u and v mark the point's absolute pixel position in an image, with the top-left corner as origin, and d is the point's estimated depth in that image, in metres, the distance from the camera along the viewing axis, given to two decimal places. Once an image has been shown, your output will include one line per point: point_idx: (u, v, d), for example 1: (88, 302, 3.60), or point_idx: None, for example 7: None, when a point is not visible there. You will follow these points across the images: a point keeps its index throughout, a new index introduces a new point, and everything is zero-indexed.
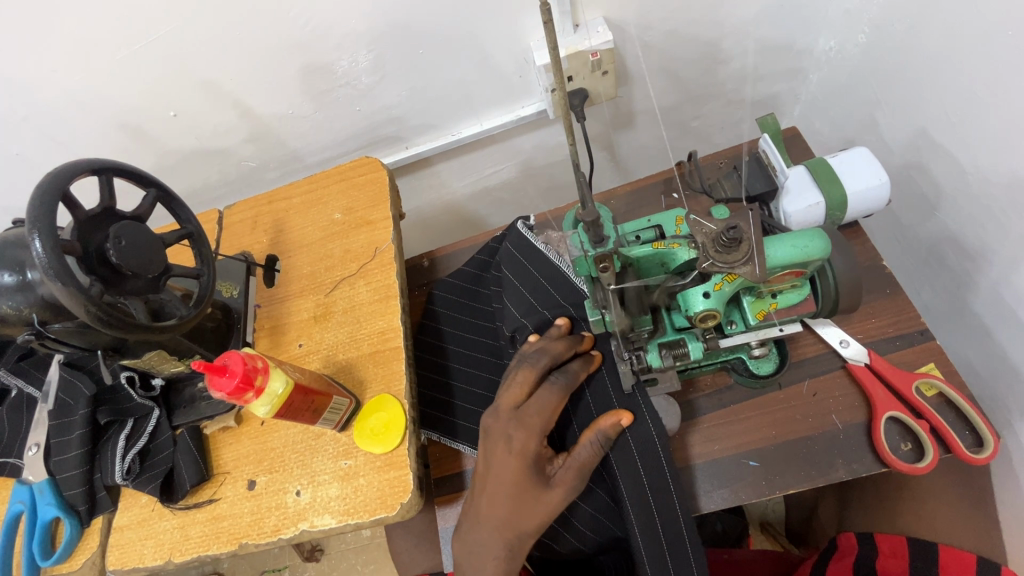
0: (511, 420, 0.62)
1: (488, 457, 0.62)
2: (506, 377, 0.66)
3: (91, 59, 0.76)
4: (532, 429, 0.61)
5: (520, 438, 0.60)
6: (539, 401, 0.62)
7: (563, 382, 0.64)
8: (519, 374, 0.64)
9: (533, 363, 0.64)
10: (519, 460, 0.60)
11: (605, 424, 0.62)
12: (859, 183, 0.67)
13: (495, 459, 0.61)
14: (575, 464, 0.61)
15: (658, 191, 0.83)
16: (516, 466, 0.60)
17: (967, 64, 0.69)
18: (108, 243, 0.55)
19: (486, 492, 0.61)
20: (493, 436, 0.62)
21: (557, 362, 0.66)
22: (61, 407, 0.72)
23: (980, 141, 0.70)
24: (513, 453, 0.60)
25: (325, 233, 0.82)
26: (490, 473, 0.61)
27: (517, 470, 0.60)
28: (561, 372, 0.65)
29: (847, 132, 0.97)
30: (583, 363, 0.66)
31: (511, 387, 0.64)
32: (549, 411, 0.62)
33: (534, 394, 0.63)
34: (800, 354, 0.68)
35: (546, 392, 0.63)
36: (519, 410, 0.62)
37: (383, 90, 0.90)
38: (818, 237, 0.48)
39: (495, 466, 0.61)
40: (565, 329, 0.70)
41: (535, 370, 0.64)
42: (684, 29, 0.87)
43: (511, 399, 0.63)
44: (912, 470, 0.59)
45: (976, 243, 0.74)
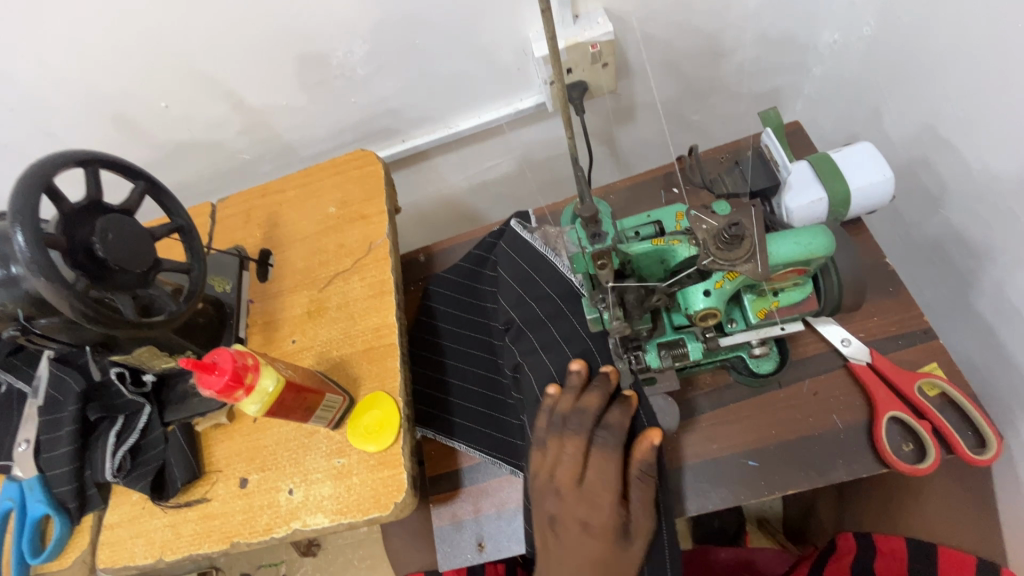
0: (577, 502, 0.60)
1: (558, 532, 0.60)
2: (549, 455, 0.63)
3: (79, 48, 0.74)
4: (600, 509, 0.59)
5: (593, 519, 0.59)
6: (597, 473, 0.60)
7: (611, 442, 0.61)
8: (567, 447, 0.62)
9: (575, 431, 0.62)
10: (597, 539, 0.59)
11: (643, 452, 0.59)
12: (863, 179, 0.66)
13: (562, 530, 0.60)
14: (642, 509, 0.59)
15: (658, 187, 0.82)
16: (599, 547, 0.58)
17: (975, 58, 0.68)
18: (94, 237, 0.54)
19: (570, 573, 0.59)
20: (563, 521, 0.60)
21: (596, 420, 0.62)
22: (50, 403, 0.70)
23: (987, 137, 0.68)
24: (591, 535, 0.59)
25: (320, 227, 0.80)
26: (568, 554, 0.60)
27: (602, 549, 0.58)
28: (605, 430, 0.61)
29: (850, 127, 0.96)
30: (620, 408, 0.62)
31: (563, 463, 0.61)
32: (607, 477, 0.60)
33: (589, 467, 0.60)
34: (801, 352, 0.67)
35: (598, 461, 0.60)
36: (580, 487, 0.60)
37: (379, 81, 0.88)
38: (821, 234, 0.47)
39: (571, 548, 0.59)
40: (584, 373, 0.65)
41: (580, 438, 0.61)
42: (686, 20, 0.86)
43: (569, 479, 0.61)
44: (914, 471, 0.58)
45: (981, 241, 0.73)
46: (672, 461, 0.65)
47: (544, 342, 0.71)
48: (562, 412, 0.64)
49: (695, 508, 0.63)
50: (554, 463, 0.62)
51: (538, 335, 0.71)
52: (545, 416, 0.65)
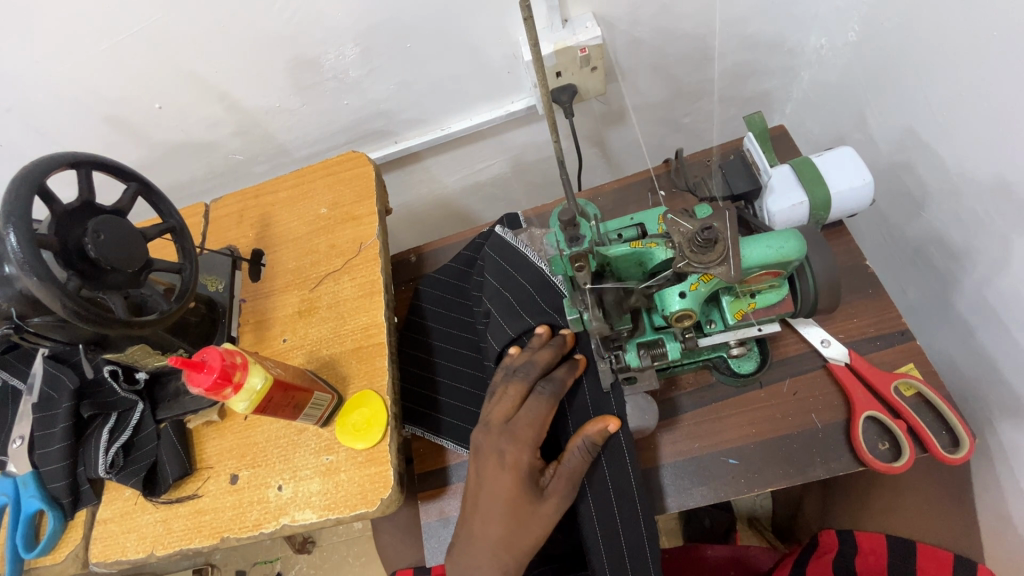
0: (503, 436, 0.62)
1: (481, 475, 0.62)
2: (495, 392, 0.66)
3: (74, 50, 0.75)
4: (524, 443, 0.61)
5: (512, 452, 0.61)
6: (528, 412, 0.63)
7: (550, 391, 0.64)
8: (509, 388, 0.64)
9: (521, 377, 0.65)
10: (512, 473, 0.60)
11: (595, 432, 0.61)
12: (843, 183, 0.67)
13: (485, 468, 0.62)
14: (567, 475, 0.61)
15: (645, 189, 0.83)
16: (510, 482, 0.60)
17: (954, 64, 0.69)
18: (86, 238, 0.55)
19: (479, 511, 0.61)
20: (485, 452, 0.62)
21: (543, 372, 0.65)
22: (45, 400, 0.72)
23: (965, 142, 0.70)
24: (506, 467, 0.61)
25: (311, 228, 0.82)
26: (483, 492, 0.62)
27: (511, 486, 0.60)
28: (547, 381, 0.65)
29: (836, 131, 0.97)
30: (568, 369, 0.66)
31: (502, 403, 0.64)
32: (538, 423, 0.62)
33: (523, 407, 0.63)
34: (782, 353, 0.68)
35: (534, 402, 0.63)
36: (509, 424, 0.63)
37: (371, 84, 0.89)
38: (793, 237, 0.48)
39: (487, 483, 0.61)
40: (546, 336, 0.69)
41: (525, 383, 0.64)
42: (674, 25, 0.87)
43: (502, 413, 0.63)
44: (889, 469, 0.59)
45: (961, 243, 0.74)
46: (654, 459, 0.67)
47: (519, 331, 0.71)
48: (515, 362, 0.67)
49: (676, 505, 0.64)
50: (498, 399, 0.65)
51: (514, 325, 0.71)
52: (500, 369, 0.68)
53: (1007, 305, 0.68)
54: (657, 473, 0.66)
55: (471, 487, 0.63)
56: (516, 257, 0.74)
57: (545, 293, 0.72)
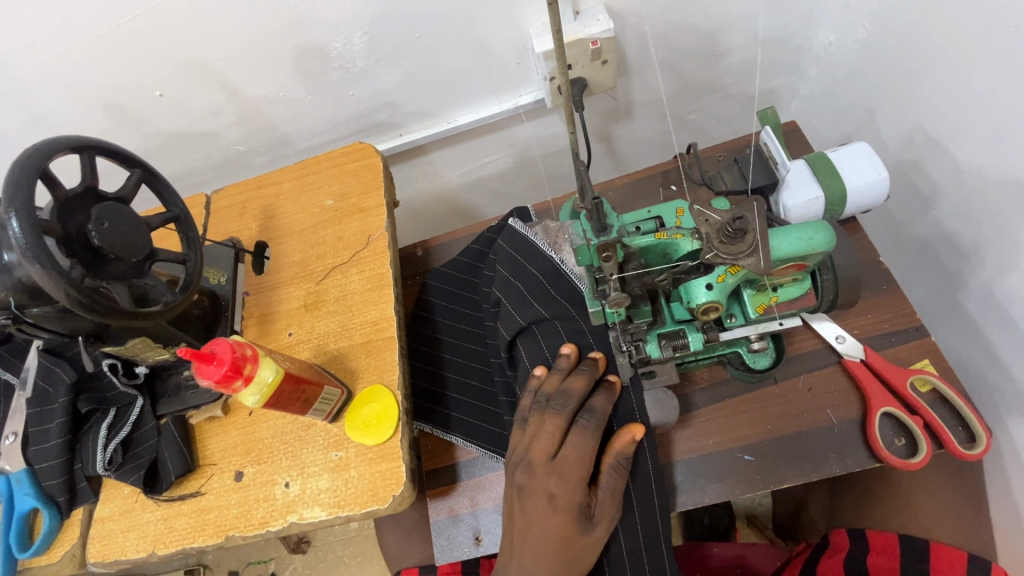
0: (549, 475, 0.59)
1: (525, 505, 0.60)
2: (530, 429, 0.63)
3: (70, 33, 0.73)
4: (572, 479, 0.58)
5: (563, 493, 0.58)
6: (574, 450, 0.59)
7: (595, 424, 0.60)
8: (547, 423, 0.61)
9: (559, 409, 0.61)
10: (562, 512, 0.58)
11: (623, 445, 0.60)
12: (859, 178, 0.67)
13: (532, 504, 0.59)
14: (609, 498, 0.60)
15: (657, 184, 0.82)
16: (561, 521, 0.58)
17: (967, 61, 0.69)
18: (90, 225, 0.53)
19: (530, 549, 0.58)
20: (533, 493, 0.59)
21: (581, 403, 0.62)
22: (39, 394, 0.70)
23: (977, 140, 0.70)
24: (556, 508, 0.58)
25: (317, 219, 0.80)
26: (531, 529, 0.59)
27: (562, 523, 0.58)
28: (590, 413, 0.61)
29: (844, 128, 0.97)
30: (607, 395, 0.62)
31: (541, 438, 0.61)
32: (585, 459, 0.59)
33: (566, 443, 0.60)
34: (796, 349, 0.68)
35: (579, 439, 0.60)
36: (554, 462, 0.60)
37: (377, 74, 0.88)
38: (822, 229, 0.47)
39: (536, 523, 0.58)
40: (575, 357, 0.66)
41: (563, 417, 0.61)
42: (685, 19, 0.86)
43: (545, 451, 0.60)
44: (906, 465, 0.59)
45: (971, 241, 0.74)
46: (668, 455, 0.66)
47: (531, 320, 0.70)
48: (547, 391, 0.64)
49: (692, 503, 0.64)
50: (534, 436, 0.62)
51: (525, 314, 0.70)
52: (529, 395, 0.66)
53: (1018, 303, 0.68)
54: (671, 470, 0.65)
55: (517, 526, 0.60)
56: (528, 251, 0.73)
57: (557, 283, 0.71)
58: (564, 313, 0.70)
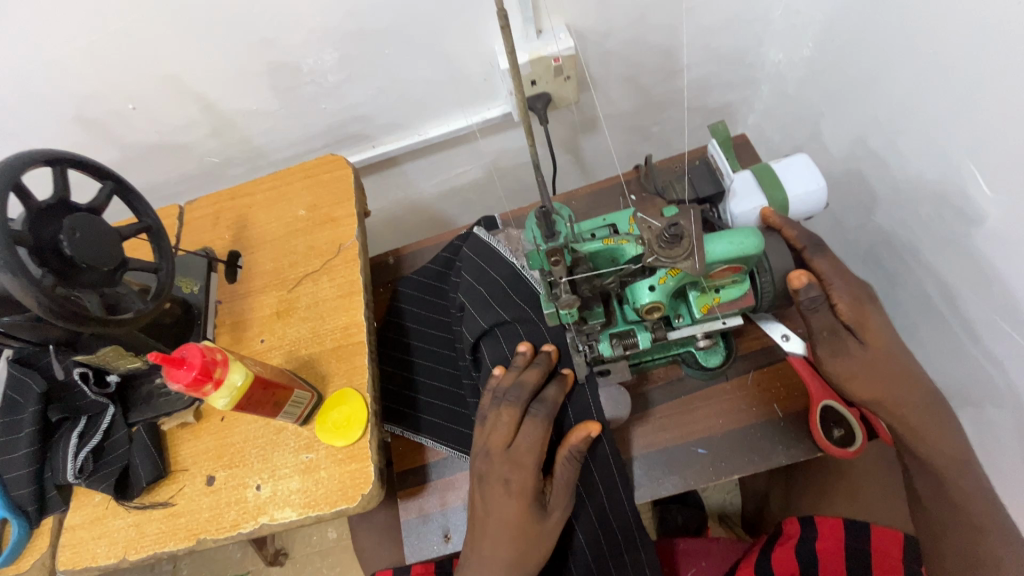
0: (505, 463, 0.62)
1: (485, 491, 0.63)
2: (488, 420, 0.65)
3: (43, 48, 0.74)
4: (527, 468, 0.61)
5: (518, 479, 0.61)
6: (527, 437, 0.62)
7: (545, 414, 0.63)
8: (502, 414, 0.64)
9: (513, 400, 0.64)
10: (519, 499, 0.61)
11: (578, 440, 0.62)
12: (800, 187, 0.71)
13: (490, 492, 0.62)
14: (563, 487, 0.63)
15: (616, 194, 0.86)
16: (517, 507, 0.60)
17: (896, 79, 0.75)
18: (61, 235, 0.55)
19: (488, 536, 0.61)
20: (490, 480, 0.62)
21: (534, 392, 0.65)
22: (8, 405, 0.71)
23: (909, 151, 0.75)
24: (513, 494, 0.61)
25: (289, 229, 0.82)
26: (490, 517, 0.61)
27: (519, 509, 0.60)
28: (540, 403, 0.64)
29: (795, 140, 1.03)
30: (559, 386, 0.65)
31: (498, 430, 0.63)
32: (537, 447, 0.61)
33: (521, 433, 0.63)
34: (745, 348, 0.72)
35: (531, 428, 0.62)
36: (510, 451, 0.62)
37: (350, 88, 0.90)
38: (752, 234, 0.51)
39: (495, 510, 0.61)
40: (530, 354, 0.69)
41: (517, 408, 0.63)
42: (643, 37, 0.91)
43: (501, 441, 0.63)
44: (845, 453, 0.63)
45: (907, 245, 0.80)
46: (627, 450, 0.69)
47: (493, 322, 0.73)
48: (503, 385, 0.66)
49: (650, 495, 0.67)
50: (492, 427, 0.64)
51: (487, 317, 0.73)
52: (488, 393, 0.68)
53: (948, 301, 0.74)
54: (631, 464, 0.68)
55: (478, 512, 0.63)
56: (492, 258, 0.76)
57: (518, 287, 0.74)
58: (526, 316, 0.74)
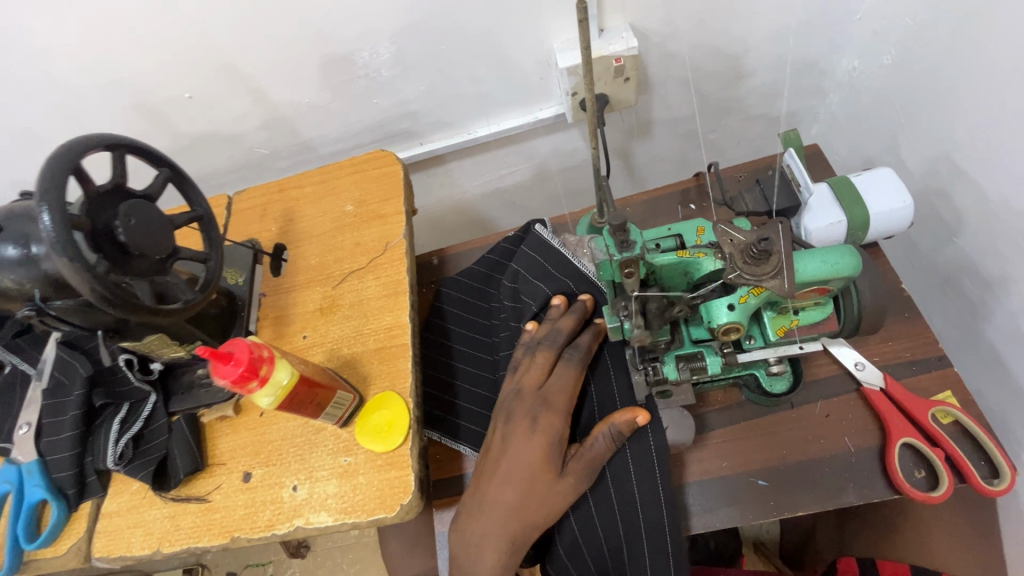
0: (537, 401, 0.65)
1: (511, 425, 0.65)
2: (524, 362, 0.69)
3: (107, 35, 0.75)
4: (557, 409, 0.64)
5: (545, 418, 0.63)
6: (560, 380, 0.66)
7: (578, 358, 0.67)
8: (538, 357, 0.68)
9: (550, 343, 0.68)
10: (542, 439, 0.62)
11: (621, 421, 0.62)
12: (883, 205, 0.66)
13: (514, 425, 0.64)
14: (588, 457, 0.62)
15: (675, 202, 0.82)
16: (540, 445, 0.62)
17: (996, 92, 0.68)
18: (116, 222, 0.54)
19: (501, 473, 0.62)
20: (518, 416, 0.64)
21: (569, 339, 0.69)
22: (55, 386, 0.72)
23: (1007, 169, 0.69)
24: (537, 432, 0.63)
25: (336, 224, 0.81)
26: (509, 453, 0.63)
27: (542, 449, 0.62)
28: (574, 348, 0.68)
29: (866, 153, 0.97)
30: (594, 335, 0.69)
31: (532, 369, 0.67)
32: (569, 390, 0.65)
33: (554, 375, 0.66)
34: (814, 374, 0.66)
35: (564, 369, 0.66)
36: (543, 391, 0.65)
37: (402, 84, 0.89)
38: (849, 254, 0.46)
39: (516, 447, 0.63)
40: (564, 306, 0.73)
41: (552, 350, 0.68)
42: (709, 40, 0.87)
43: (536, 377, 0.66)
44: (926, 499, 0.57)
45: (996, 273, 0.73)
46: (682, 477, 0.65)
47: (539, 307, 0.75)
48: (539, 334, 0.71)
49: (701, 526, 0.62)
50: (528, 368, 0.68)
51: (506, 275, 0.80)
52: (523, 344, 0.72)
53: None
54: (685, 493, 0.64)
55: (495, 450, 0.64)
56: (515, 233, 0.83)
57: (558, 264, 0.77)
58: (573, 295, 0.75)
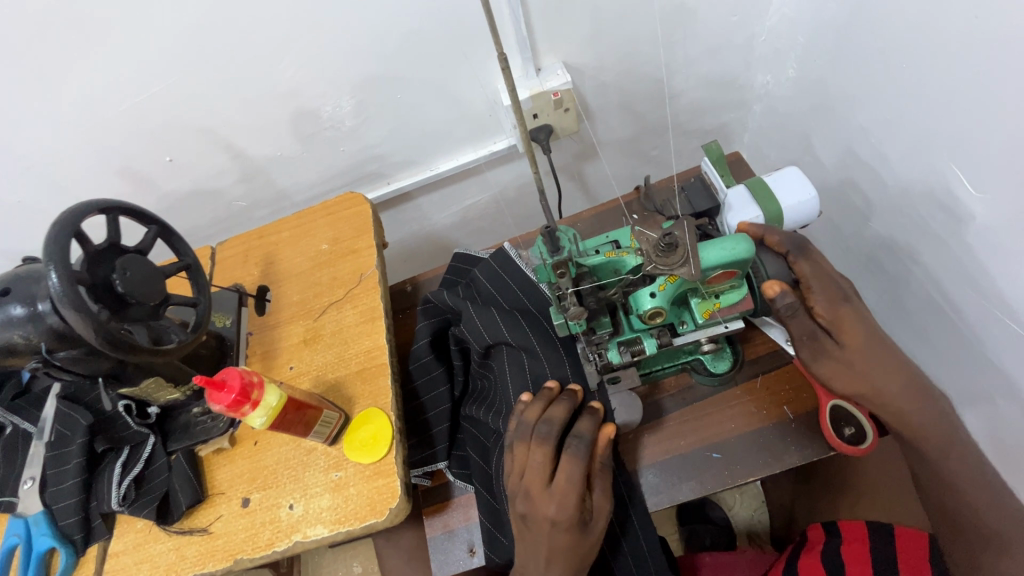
0: (549, 501, 0.63)
1: (530, 527, 0.64)
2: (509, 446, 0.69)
3: (94, 111, 0.83)
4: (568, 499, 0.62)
5: (562, 515, 0.61)
6: (567, 473, 0.63)
7: (583, 449, 0.63)
8: (534, 451, 0.65)
9: (544, 436, 0.65)
10: (564, 531, 0.62)
11: (603, 449, 0.65)
12: (793, 198, 0.75)
13: (537, 542, 0.63)
14: (602, 502, 0.64)
15: (620, 214, 0.91)
16: (565, 538, 0.61)
17: (880, 93, 0.79)
18: (114, 274, 0.61)
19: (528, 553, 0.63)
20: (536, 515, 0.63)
21: (563, 427, 0.66)
22: (58, 438, 0.75)
23: (898, 157, 0.79)
24: (558, 527, 0.62)
25: (314, 263, 0.88)
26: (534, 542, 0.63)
27: (566, 538, 0.61)
28: (575, 437, 0.65)
29: (790, 154, 1.08)
30: (591, 419, 0.66)
31: (532, 468, 0.65)
32: (578, 476, 0.63)
33: (560, 468, 0.63)
34: (752, 353, 0.74)
35: (570, 462, 0.63)
36: (552, 486, 0.63)
37: (366, 131, 0.98)
38: (744, 240, 0.54)
39: (539, 539, 0.62)
40: (554, 390, 0.71)
41: (546, 442, 0.65)
42: (636, 69, 0.98)
43: (541, 481, 0.64)
44: (855, 451, 0.64)
45: (906, 248, 0.83)
46: (646, 458, 0.71)
47: (496, 339, 0.76)
48: (528, 418, 0.68)
49: (668, 500, 0.68)
50: (526, 463, 0.66)
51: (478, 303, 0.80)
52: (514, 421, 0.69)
53: (951, 300, 0.76)
54: (650, 470, 0.70)
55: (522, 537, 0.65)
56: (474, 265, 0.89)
57: (518, 287, 0.80)
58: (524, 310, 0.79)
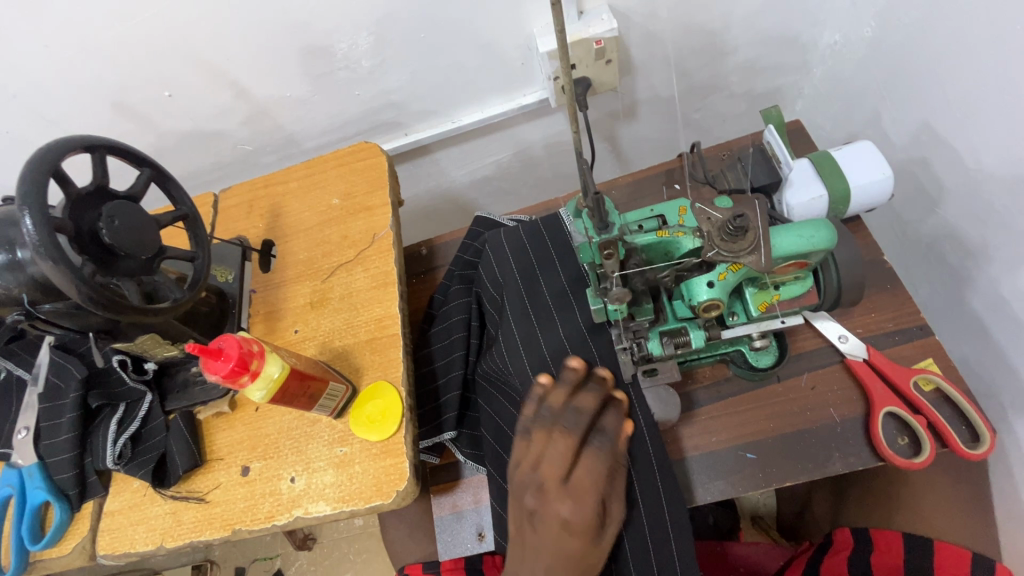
0: (563, 499, 0.58)
1: (536, 525, 0.59)
2: (523, 433, 0.63)
3: (82, 35, 0.74)
4: (587, 502, 0.58)
5: (578, 517, 0.57)
6: (589, 470, 0.59)
7: (608, 445, 0.60)
8: (558, 443, 0.60)
9: (572, 427, 0.60)
10: (580, 535, 0.57)
11: (625, 450, 0.61)
12: (862, 177, 0.67)
13: (544, 544, 0.58)
14: (618, 507, 0.60)
15: (660, 182, 0.83)
16: (577, 543, 0.57)
17: (974, 62, 0.68)
18: (100, 223, 0.54)
19: (527, 551, 0.59)
20: (546, 517, 0.58)
21: (592, 420, 0.61)
22: (51, 389, 0.70)
23: (984, 137, 0.69)
24: (573, 531, 0.57)
25: (323, 218, 0.81)
26: (544, 545, 0.58)
27: (579, 545, 0.57)
28: (601, 433, 0.61)
29: (850, 126, 0.97)
30: (616, 413, 0.62)
31: (550, 460, 0.59)
32: (600, 478, 0.59)
33: (580, 465, 0.59)
34: (799, 348, 0.68)
35: (593, 461, 0.59)
36: (568, 482, 0.58)
37: (384, 74, 0.88)
38: (824, 227, 0.48)
39: (550, 538, 0.58)
40: (580, 371, 0.63)
41: (575, 437, 0.60)
42: (690, 19, 0.86)
43: (558, 477, 0.58)
44: (909, 465, 0.59)
45: (976, 241, 0.74)
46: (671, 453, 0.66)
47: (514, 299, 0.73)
48: (553, 408, 0.61)
49: (696, 499, 0.64)
50: (544, 455, 0.60)
51: (500, 262, 0.75)
52: (535, 408, 0.63)
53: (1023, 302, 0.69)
54: (682, 466, 0.65)
55: (523, 532, 0.60)
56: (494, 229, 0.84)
57: (541, 250, 0.74)
58: (553, 282, 0.73)
